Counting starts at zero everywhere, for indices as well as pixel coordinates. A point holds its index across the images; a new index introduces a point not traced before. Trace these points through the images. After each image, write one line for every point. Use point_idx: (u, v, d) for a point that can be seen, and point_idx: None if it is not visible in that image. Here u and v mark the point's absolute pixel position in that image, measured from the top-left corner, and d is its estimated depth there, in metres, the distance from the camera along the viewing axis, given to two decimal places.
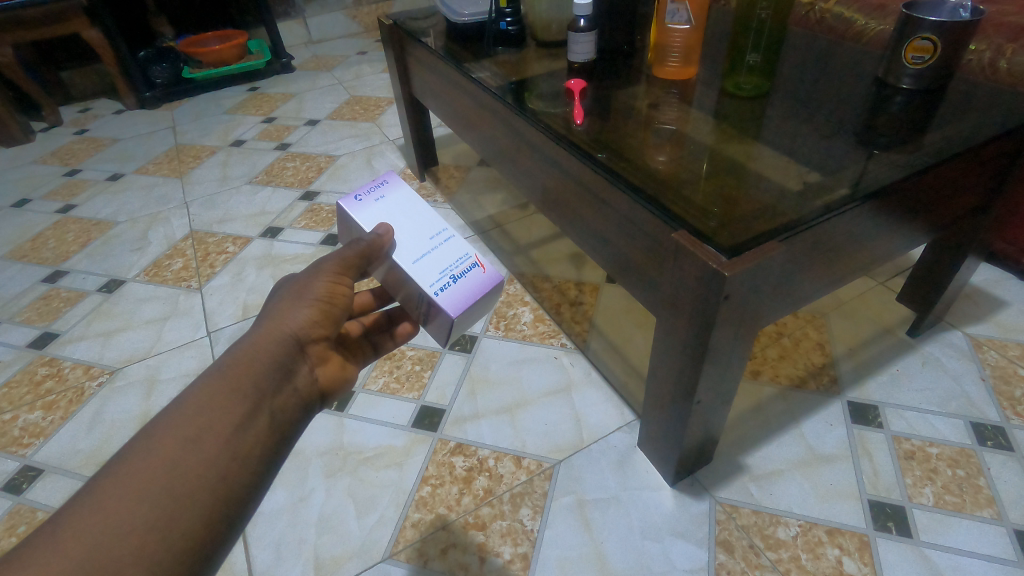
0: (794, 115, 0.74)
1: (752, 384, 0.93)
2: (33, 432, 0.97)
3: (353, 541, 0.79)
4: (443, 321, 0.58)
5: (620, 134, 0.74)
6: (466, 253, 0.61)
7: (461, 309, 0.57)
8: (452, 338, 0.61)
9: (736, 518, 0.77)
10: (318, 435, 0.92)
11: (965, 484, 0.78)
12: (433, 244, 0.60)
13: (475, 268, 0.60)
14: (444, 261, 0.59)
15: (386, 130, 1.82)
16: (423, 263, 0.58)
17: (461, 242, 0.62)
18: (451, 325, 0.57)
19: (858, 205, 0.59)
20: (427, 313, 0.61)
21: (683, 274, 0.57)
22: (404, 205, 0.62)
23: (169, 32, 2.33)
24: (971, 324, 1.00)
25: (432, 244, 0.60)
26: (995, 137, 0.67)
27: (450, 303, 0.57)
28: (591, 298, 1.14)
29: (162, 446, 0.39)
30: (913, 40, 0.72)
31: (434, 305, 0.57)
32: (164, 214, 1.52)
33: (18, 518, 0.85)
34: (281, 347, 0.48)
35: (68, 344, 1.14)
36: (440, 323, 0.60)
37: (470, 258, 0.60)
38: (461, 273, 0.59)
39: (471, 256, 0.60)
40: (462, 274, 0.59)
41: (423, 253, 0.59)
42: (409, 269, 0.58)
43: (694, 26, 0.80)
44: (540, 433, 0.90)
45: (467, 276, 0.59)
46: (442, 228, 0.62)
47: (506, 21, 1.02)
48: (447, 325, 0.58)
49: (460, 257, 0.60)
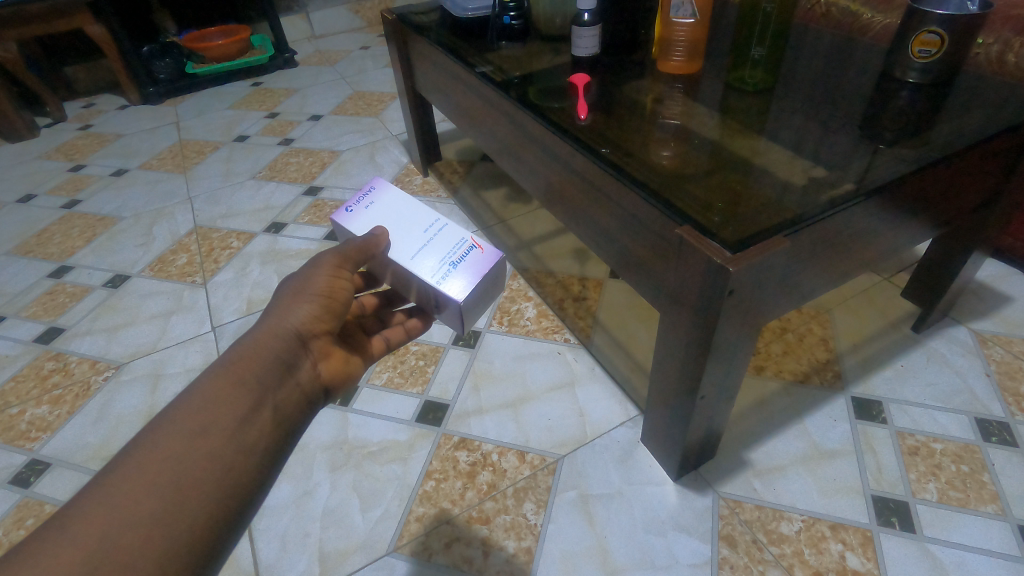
0: (801, 110, 0.73)
1: (756, 379, 0.93)
2: (39, 426, 0.98)
3: (357, 535, 0.79)
4: (453, 309, 0.58)
5: (623, 128, 0.74)
6: (462, 238, 0.61)
7: (468, 291, 0.57)
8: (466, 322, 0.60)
9: (739, 513, 0.77)
10: (324, 430, 0.93)
11: (970, 480, 0.78)
12: (429, 236, 0.60)
13: (474, 249, 0.60)
14: (443, 250, 0.59)
15: (390, 125, 1.82)
16: (422, 257, 0.59)
17: (456, 229, 0.62)
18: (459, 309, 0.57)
19: (866, 200, 0.58)
20: (437, 305, 0.62)
21: (687, 269, 0.57)
22: (394, 205, 0.63)
23: (173, 28, 2.33)
24: (978, 320, 0.99)
25: (427, 237, 0.60)
26: (1002, 132, 0.67)
27: (454, 287, 0.57)
28: (595, 294, 1.14)
29: (168, 439, 0.40)
30: (920, 33, 0.72)
31: (441, 293, 0.57)
32: (168, 210, 1.52)
33: (26, 511, 0.86)
34: (284, 341, 0.48)
35: (74, 339, 1.14)
36: (449, 310, 0.60)
37: (468, 241, 0.61)
38: (460, 258, 0.59)
39: (467, 240, 0.61)
40: (462, 257, 0.59)
41: (420, 246, 0.59)
42: (408, 264, 0.58)
43: (699, 21, 0.81)
44: (544, 428, 0.90)
45: (467, 259, 0.59)
46: (435, 220, 0.62)
47: (511, 16, 1.01)
48: (457, 310, 0.58)
49: (457, 242, 0.60)
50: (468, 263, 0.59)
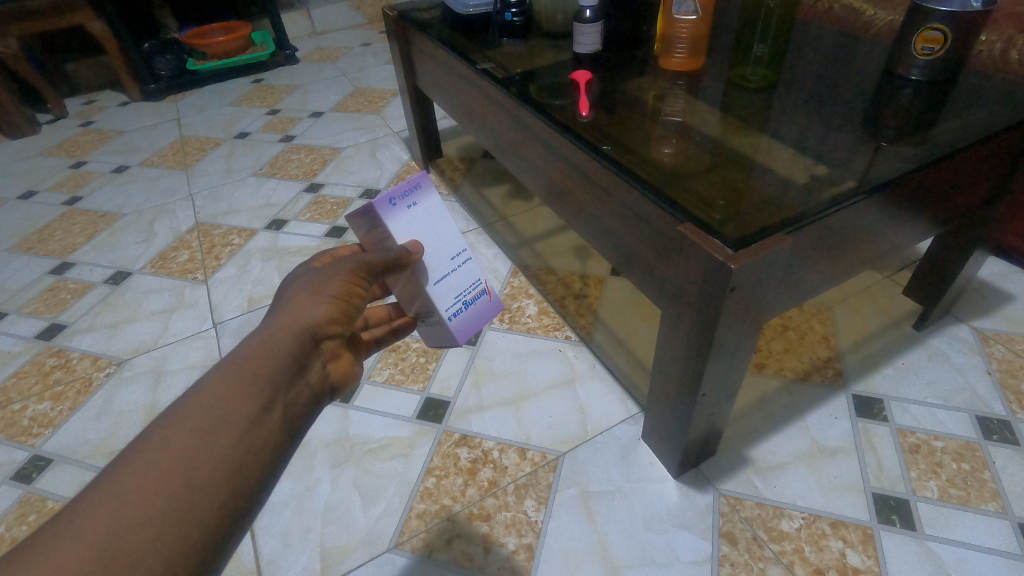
0: (804, 107, 0.73)
1: (757, 377, 0.93)
2: (42, 422, 0.98)
3: (358, 531, 0.79)
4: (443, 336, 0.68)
5: (625, 125, 0.74)
6: (478, 279, 0.68)
7: (464, 334, 0.68)
8: (438, 343, 0.71)
9: (740, 510, 0.77)
10: (325, 426, 0.93)
11: (970, 478, 0.78)
12: (454, 267, 0.65)
13: (484, 294, 0.69)
14: (460, 286, 0.66)
15: (391, 123, 1.82)
16: (442, 288, 0.64)
17: (474, 266, 0.68)
18: (450, 341, 0.68)
19: (867, 198, 0.58)
20: (420, 319, 0.68)
21: (687, 266, 0.57)
22: (435, 219, 0.63)
23: (173, 25, 2.31)
24: (979, 318, 0.99)
25: (452, 268, 0.65)
26: (1005, 130, 0.67)
27: (458, 327, 0.67)
28: (596, 292, 1.14)
29: (179, 436, 0.39)
30: (924, 30, 0.71)
31: (444, 325, 0.66)
32: (169, 207, 1.52)
33: (28, 506, 0.86)
34: (298, 341, 0.48)
35: (76, 335, 1.15)
36: (439, 333, 0.68)
37: (481, 285, 0.69)
38: (471, 299, 0.68)
39: (480, 283, 0.68)
40: (472, 299, 0.68)
41: (444, 276, 0.64)
42: (430, 291, 0.63)
43: (701, 17, 0.81)
44: (544, 424, 0.90)
45: (475, 302, 0.68)
46: (463, 250, 0.66)
47: (512, 12, 1.02)
48: (446, 340, 0.69)
49: (474, 283, 0.68)
50: (474, 306, 0.68)
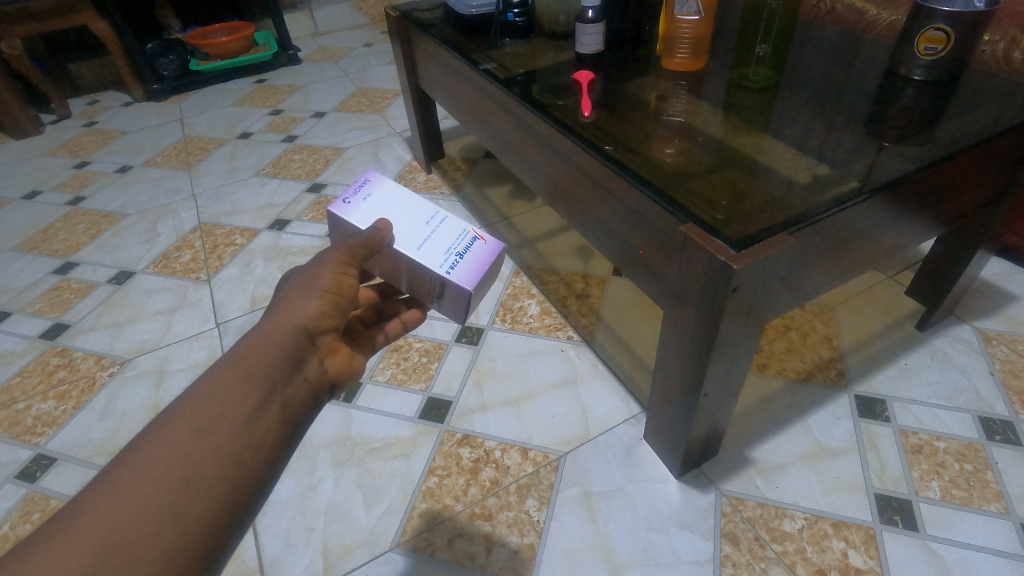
0: (807, 107, 0.73)
1: (760, 377, 0.93)
2: (45, 421, 0.99)
3: (360, 531, 0.79)
4: (461, 301, 0.61)
5: (627, 125, 0.74)
6: (464, 230, 0.63)
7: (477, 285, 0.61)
8: (469, 312, 0.63)
9: (741, 510, 0.77)
10: (327, 426, 0.93)
11: (973, 478, 0.78)
12: (431, 228, 0.62)
13: (477, 241, 0.63)
14: (447, 241, 0.61)
15: (394, 123, 1.82)
16: (427, 248, 0.60)
17: (456, 222, 0.64)
18: (468, 298, 0.60)
19: (870, 198, 0.58)
20: (439, 294, 0.64)
21: (688, 266, 0.57)
22: (393, 198, 0.63)
23: (176, 25, 2.32)
24: (982, 319, 0.99)
25: (429, 229, 0.62)
26: (1008, 130, 0.66)
27: (463, 278, 0.59)
28: (598, 292, 1.14)
29: (178, 434, 0.40)
30: (927, 30, 0.71)
31: (448, 283, 0.60)
32: (172, 207, 1.53)
33: (33, 504, 0.87)
34: (292, 337, 0.49)
35: (80, 334, 1.15)
36: (454, 300, 0.62)
37: (470, 233, 0.63)
38: (465, 250, 0.61)
39: (469, 232, 0.63)
40: (466, 249, 0.62)
41: (424, 238, 0.61)
42: (415, 256, 0.59)
43: (704, 17, 0.81)
44: (546, 424, 0.90)
45: (472, 251, 0.62)
46: (435, 212, 0.63)
47: (514, 12, 1.02)
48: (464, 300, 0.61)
49: (461, 233, 0.62)
50: (472, 255, 0.62)
